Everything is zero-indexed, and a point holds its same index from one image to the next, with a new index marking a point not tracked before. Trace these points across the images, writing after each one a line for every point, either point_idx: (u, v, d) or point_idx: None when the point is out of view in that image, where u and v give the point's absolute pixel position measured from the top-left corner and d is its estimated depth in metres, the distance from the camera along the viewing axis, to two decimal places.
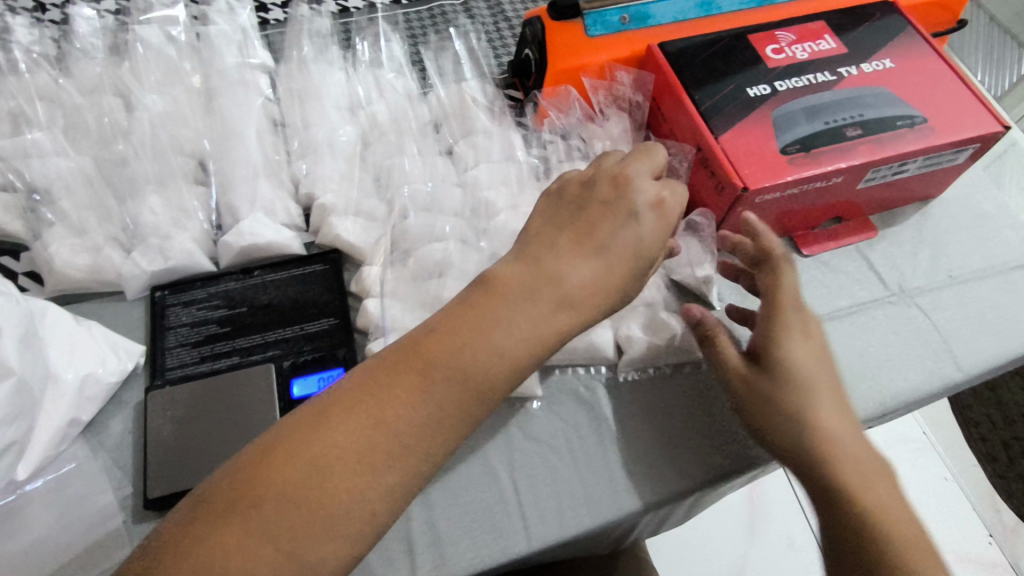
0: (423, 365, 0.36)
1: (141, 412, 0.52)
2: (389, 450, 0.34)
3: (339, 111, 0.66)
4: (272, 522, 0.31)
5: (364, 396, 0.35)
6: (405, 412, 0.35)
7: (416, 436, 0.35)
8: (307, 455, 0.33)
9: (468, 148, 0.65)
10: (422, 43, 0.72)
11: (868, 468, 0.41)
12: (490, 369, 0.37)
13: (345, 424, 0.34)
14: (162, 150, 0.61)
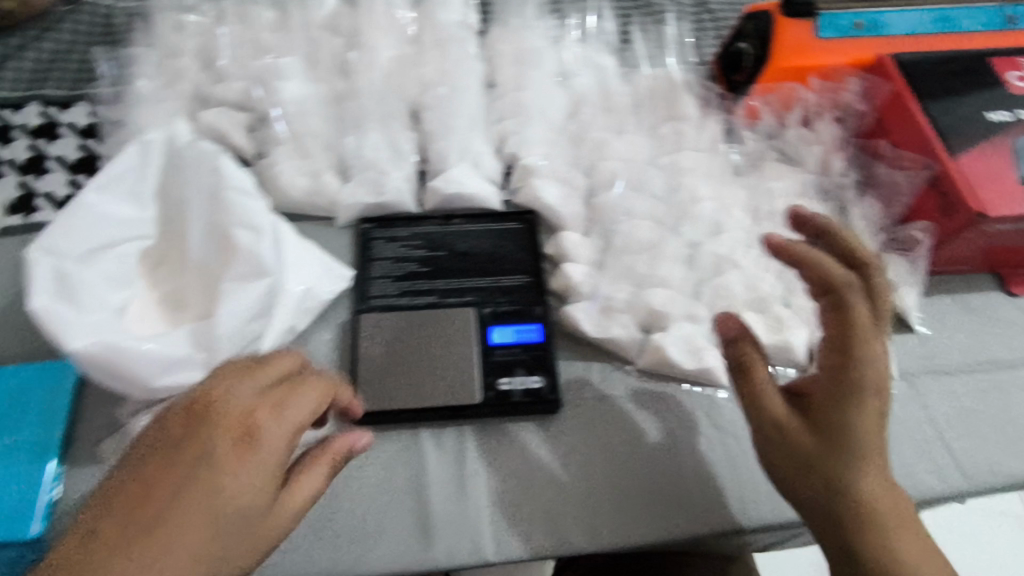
0: (236, 436, 0.33)
1: (346, 332, 0.55)
2: (200, 501, 0.31)
3: (548, 78, 0.65)
4: (115, 566, 0.29)
5: (166, 459, 0.32)
6: (176, 530, 0.30)
7: (173, 545, 0.30)
8: (159, 502, 0.31)
9: (674, 130, 0.63)
10: (632, 26, 0.69)
11: (908, 546, 0.39)
12: (234, 487, 0.32)
13: (156, 474, 0.32)
14: (383, 89, 0.63)
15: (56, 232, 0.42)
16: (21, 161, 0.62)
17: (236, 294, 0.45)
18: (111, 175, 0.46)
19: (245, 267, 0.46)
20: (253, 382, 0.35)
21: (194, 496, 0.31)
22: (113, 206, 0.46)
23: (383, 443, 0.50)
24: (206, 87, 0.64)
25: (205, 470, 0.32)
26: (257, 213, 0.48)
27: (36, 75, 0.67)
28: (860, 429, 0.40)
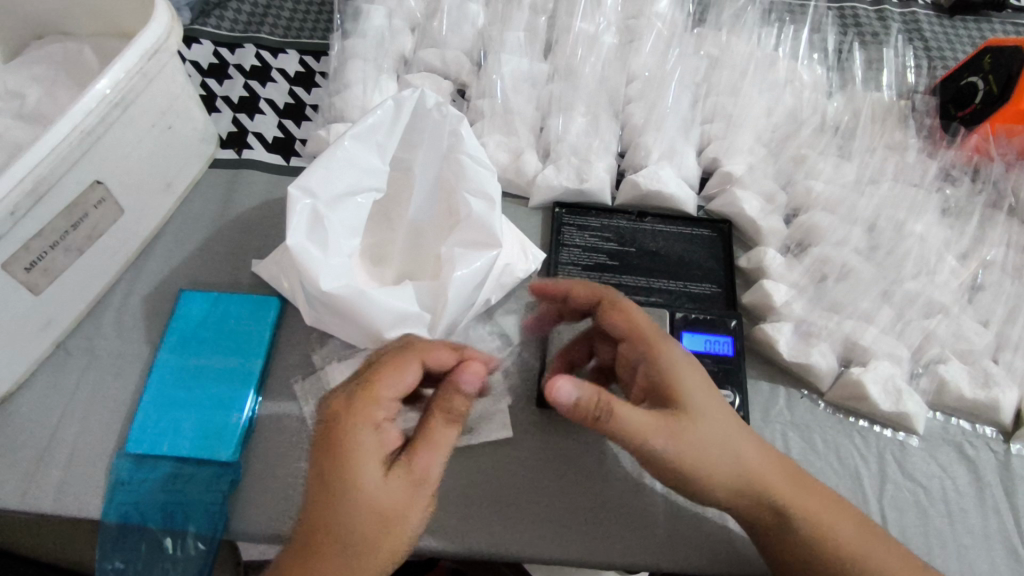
0: (346, 495, 0.36)
1: (532, 312, 0.55)
2: (336, 552, 0.35)
3: (762, 83, 0.63)
4: (328, 526, 0.35)
5: (308, 504, 0.36)
6: (370, 508, 0.36)
7: (360, 523, 0.36)
8: (303, 536, 0.36)
9: (888, 159, 0.59)
10: (849, 40, 0.69)
11: (808, 501, 0.42)
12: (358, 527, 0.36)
13: (308, 510, 0.36)
14: (593, 78, 0.63)
15: (319, 175, 0.44)
16: (236, 99, 0.65)
17: (465, 258, 0.46)
18: (367, 124, 0.47)
19: (474, 233, 0.47)
20: (371, 428, 0.37)
21: (338, 536, 0.35)
22: (365, 157, 0.47)
23: (567, 429, 0.51)
24: (416, 52, 0.66)
25: (338, 524, 0.35)
26: (491, 186, 0.48)
27: (254, 17, 0.71)
28: (695, 426, 0.40)
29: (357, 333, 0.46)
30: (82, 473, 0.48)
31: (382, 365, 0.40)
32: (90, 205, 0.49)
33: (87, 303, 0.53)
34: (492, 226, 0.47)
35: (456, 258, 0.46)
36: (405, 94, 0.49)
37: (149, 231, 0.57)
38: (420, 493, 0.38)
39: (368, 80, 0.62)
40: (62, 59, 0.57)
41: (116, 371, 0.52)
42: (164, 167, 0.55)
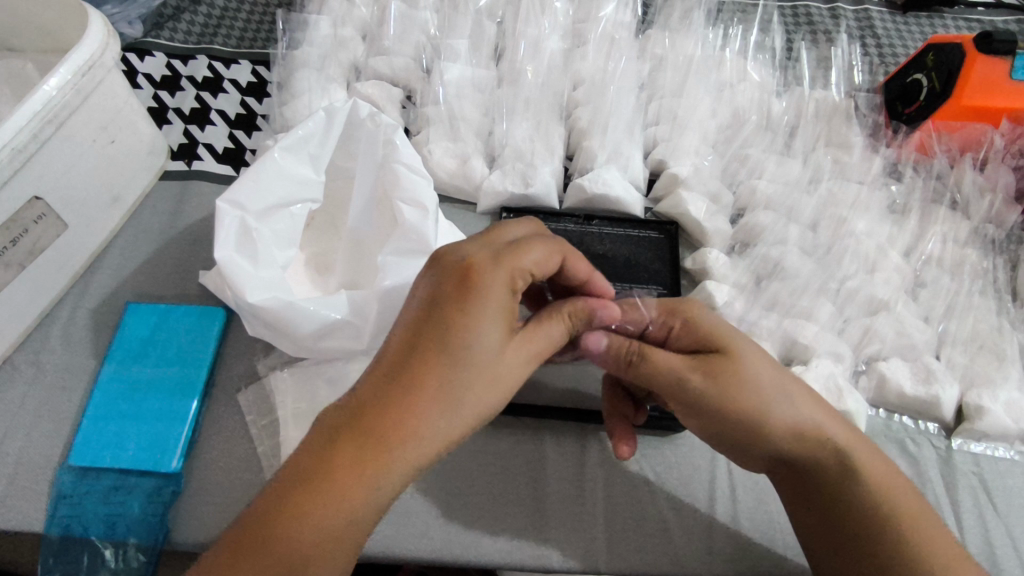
0: (473, 376, 0.33)
1: None
2: (441, 402, 0.33)
3: (708, 83, 0.63)
4: (427, 390, 0.32)
5: (400, 362, 0.33)
6: (466, 388, 0.33)
7: (458, 402, 0.33)
8: (394, 394, 0.32)
9: (834, 158, 0.60)
10: (797, 40, 0.69)
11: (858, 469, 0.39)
12: (458, 403, 0.33)
13: (392, 367, 0.33)
14: (541, 83, 0.63)
15: (247, 186, 0.45)
16: (187, 110, 0.66)
17: (397, 266, 0.47)
18: (297, 136, 0.47)
19: (407, 241, 0.47)
20: (513, 308, 0.35)
21: (433, 389, 0.32)
22: (296, 167, 0.47)
23: (507, 434, 0.51)
24: (366, 61, 0.66)
25: (456, 374, 0.33)
26: (424, 193, 0.48)
27: (207, 28, 0.72)
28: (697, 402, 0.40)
29: (287, 339, 0.47)
30: (23, 487, 0.48)
31: (526, 248, 0.38)
32: (29, 221, 0.49)
33: (32, 318, 0.54)
34: (423, 235, 0.47)
35: (388, 267, 0.46)
36: (337, 104, 0.49)
37: (97, 244, 0.57)
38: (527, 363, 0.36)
39: (316, 89, 0.62)
40: (7, 76, 0.58)
41: (60, 385, 0.52)
42: (110, 180, 0.56)
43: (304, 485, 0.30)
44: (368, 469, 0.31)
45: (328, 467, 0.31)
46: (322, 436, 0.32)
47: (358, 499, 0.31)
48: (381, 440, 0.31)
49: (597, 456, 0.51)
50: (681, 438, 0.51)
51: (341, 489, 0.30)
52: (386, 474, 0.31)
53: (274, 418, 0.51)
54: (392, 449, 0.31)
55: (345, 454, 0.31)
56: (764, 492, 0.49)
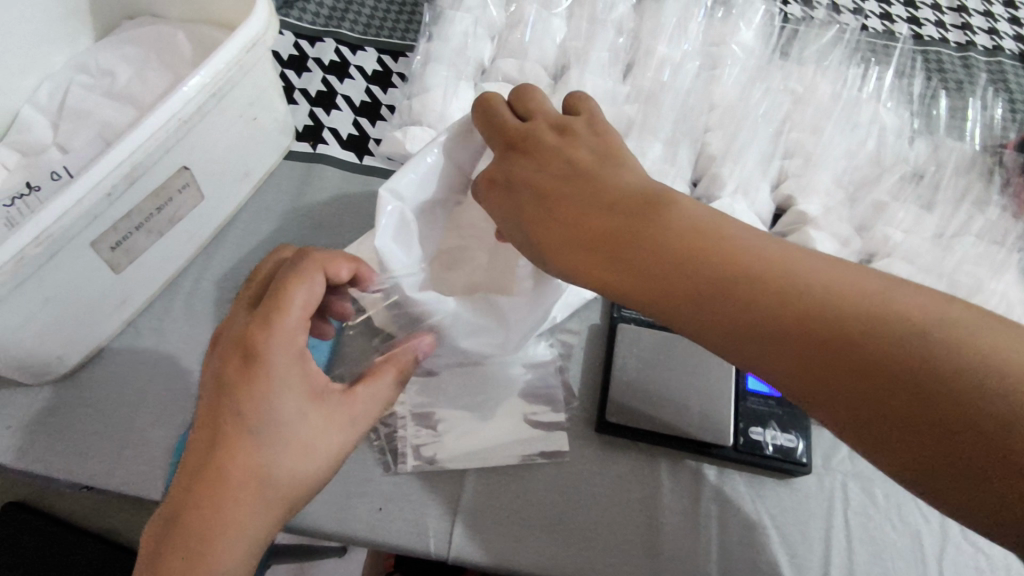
0: (272, 429, 0.36)
1: (598, 336, 0.56)
2: (261, 439, 0.36)
3: (844, 122, 0.61)
4: (250, 418, 0.36)
5: (213, 437, 0.35)
6: (285, 425, 0.36)
7: (285, 440, 0.36)
8: (233, 479, 0.35)
9: (970, 215, 0.58)
10: (933, 85, 0.67)
11: (913, 305, 0.30)
12: (274, 429, 0.36)
13: (232, 455, 0.35)
14: (672, 103, 0.62)
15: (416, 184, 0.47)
16: (313, 93, 0.66)
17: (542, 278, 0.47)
18: (465, 130, 0.48)
19: None
20: (297, 368, 0.37)
21: (247, 416, 0.36)
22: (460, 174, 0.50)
23: (622, 459, 0.50)
24: (496, 61, 0.66)
25: (263, 404, 0.36)
26: None
27: (335, 12, 0.72)
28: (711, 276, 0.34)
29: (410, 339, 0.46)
30: (147, 454, 0.49)
31: (280, 275, 0.39)
32: (174, 191, 0.49)
33: (159, 285, 0.54)
34: None
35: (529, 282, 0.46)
36: None
37: (223, 218, 0.57)
38: (351, 422, 0.39)
39: (448, 86, 0.62)
40: (157, 44, 0.58)
41: (182, 356, 0.52)
42: (244, 157, 0.56)
43: (182, 556, 0.34)
44: (227, 551, 0.34)
45: (171, 543, 0.34)
46: (197, 454, 0.35)
47: (217, 526, 0.34)
48: (238, 464, 0.35)
49: (713, 490, 0.50)
50: (798, 483, 0.50)
51: (214, 510, 0.34)
52: (231, 499, 0.35)
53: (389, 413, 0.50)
54: (236, 512, 0.35)
55: (184, 535, 0.34)
56: (881, 549, 0.48)
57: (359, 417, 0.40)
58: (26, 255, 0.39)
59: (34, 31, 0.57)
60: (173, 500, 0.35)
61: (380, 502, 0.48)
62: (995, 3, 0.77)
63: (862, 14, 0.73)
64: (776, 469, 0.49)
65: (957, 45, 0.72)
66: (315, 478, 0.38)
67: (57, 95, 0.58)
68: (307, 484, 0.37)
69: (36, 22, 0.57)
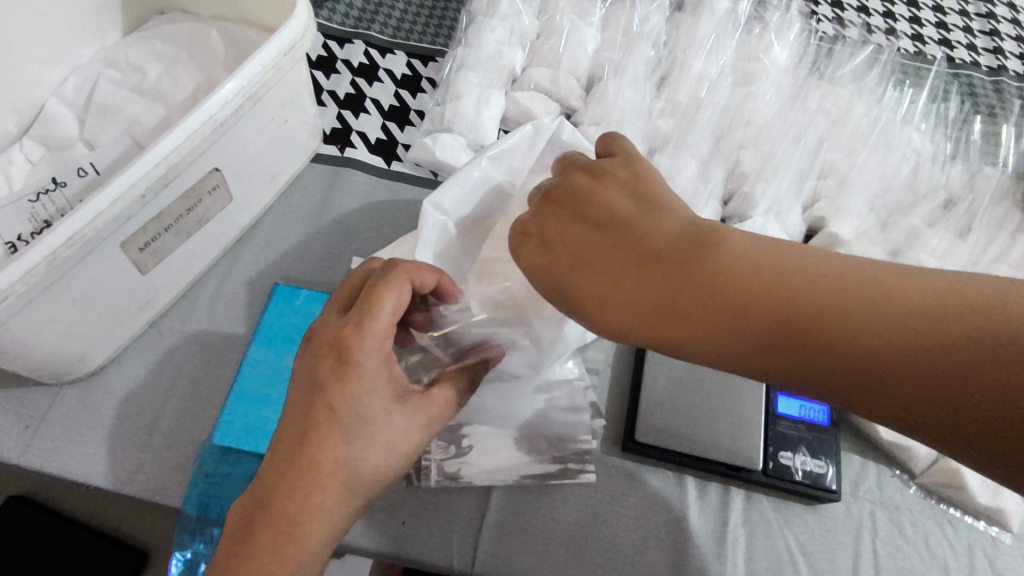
0: (364, 422, 0.35)
1: (625, 353, 0.55)
2: (355, 431, 0.35)
3: (877, 145, 0.61)
4: (347, 411, 0.35)
5: (304, 430, 0.34)
6: (375, 420, 0.35)
7: (374, 433, 0.35)
8: (323, 471, 0.34)
9: (1004, 244, 0.57)
10: (967, 111, 0.67)
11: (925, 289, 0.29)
12: (367, 423, 0.35)
13: (321, 449, 0.34)
14: (705, 119, 0.62)
15: (455, 194, 0.48)
16: (342, 95, 0.65)
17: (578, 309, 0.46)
18: (506, 148, 0.49)
19: None
20: (385, 368, 0.36)
21: (343, 410, 0.35)
22: (500, 179, 0.50)
23: (649, 479, 0.50)
24: (528, 70, 0.65)
25: (360, 399, 0.35)
26: None
27: (365, 14, 0.71)
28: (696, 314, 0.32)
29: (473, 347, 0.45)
30: (168, 458, 0.48)
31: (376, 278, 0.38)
32: (204, 192, 0.48)
33: (182, 286, 0.53)
34: None
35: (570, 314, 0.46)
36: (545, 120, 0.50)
37: (249, 220, 0.56)
38: (433, 422, 0.38)
39: (480, 94, 0.61)
40: (189, 41, 0.57)
41: (204, 359, 0.52)
42: (273, 160, 0.55)
43: (269, 539, 0.33)
44: (314, 541, 0.33)
45: (258, 529, 0.33)
46: (289, 442, 0.34)
47: (305, 515, 0.33)
48: (328, 455, 0.34)
49: (740, 514, 0.49)
50: (826, 510, 0.50)
51: (303, 498, 0.33)
52: (322, 488, 0.34)
53: None
54: (325, 500, 0.34)
55: (272, 521, 0.33)
56: None
57: (439, 417, 0.39)
58: (58, 256, 0.39)
59: (64, 23, 0.56)
60: (258, 487, 0.34)
61: (403, 516, 0.47)
62: None
63: (895, 34, 0.73)
64: (806, 492, 0.49)
65: (990, 69, 0.72)
66: (395, 473, 0.37)
67: (86, 89, 0.57)
68: (389, 477, 0.37)
69: (68, 14, 0.56)
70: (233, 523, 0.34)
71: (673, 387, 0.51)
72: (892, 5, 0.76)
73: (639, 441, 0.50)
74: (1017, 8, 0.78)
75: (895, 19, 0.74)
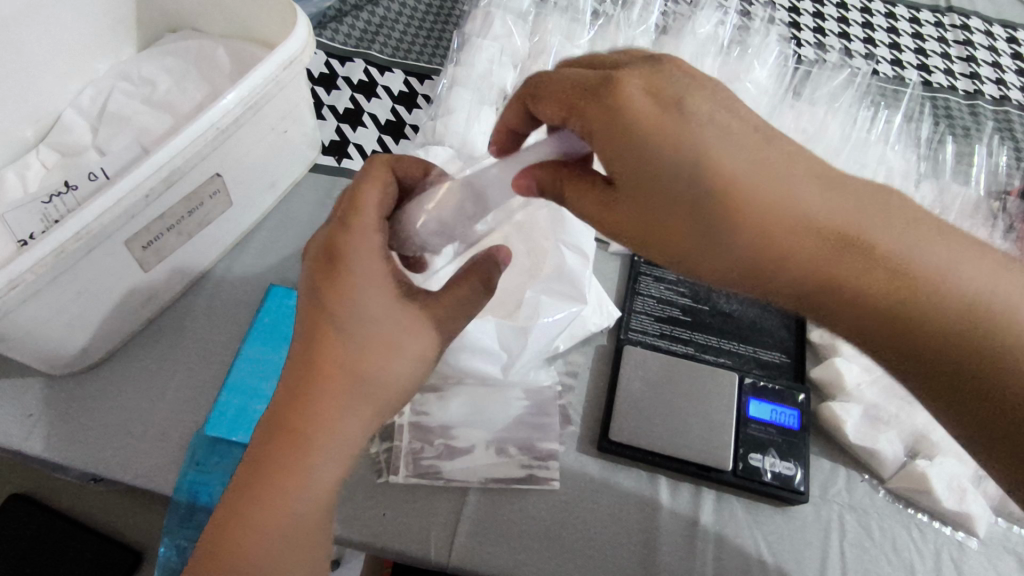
0: (375, 321, 0.38)
1: (604, 357, 0.57)
2: (365, 331, 0.38)
3: (853, 162, 0.63)
4: (354, 315, 0.37)
5: (316, 336, 0.38)
6: (384, 319, 0.38)
7: (385, 332, 0.38)
8: (346, 388, 0.37)
9: None
10: (942, 131, 0.69)
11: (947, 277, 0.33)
12: (381, 321, 0.38)
13: (337, 352, 0.37)
14: None
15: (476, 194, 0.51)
16: (341, 109, 0.68)
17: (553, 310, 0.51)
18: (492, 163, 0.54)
19: (566, 290, 0.52)
20: (385, 269, 0.39)
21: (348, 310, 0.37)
22: None
23: (622, 477, 0.52)
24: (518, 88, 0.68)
25: (365, 298, 0.38)
26: (586, 245, 0.54)
27: (366, 35, 0.75)
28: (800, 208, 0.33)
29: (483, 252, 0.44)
30: (161, 447, 0.50)
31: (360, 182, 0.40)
32: (204, 196, 0.51)
33: (181, 287, 0.56)
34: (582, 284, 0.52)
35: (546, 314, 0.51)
36: None
37: (247, 225, 0.59)
38: (444, 320, 0.41)
39: (471, 110, 0.64)
40: (198, 57, 0.61)
41: (199, 354, 0.54)
42: (272, 169, 0.58)
43: (300, 439, 0.37)
44: (349, 436, 0.38)
45: (289, 426, 0.36)
46: (304, 348, 0.38)
47: (330, 410, 0.37)
48: (343, 356, 0.37)
49: (711, 514, 0.51)
50: (795, 511, 0.51)
51: (325, 397, 0.37)
52: (344, 386, 0.37)
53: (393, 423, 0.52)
54: (348, 396, 0.37)
55: (302, 421, 0.36)
56: None
57: (450, 313, 0.41)
58: (65, 249, 0.41)
59: (82, 38, 0.60)
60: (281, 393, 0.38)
61: (384, 508, 0.49)
62: (1003, 55, 0.79)
63: (873, 59, 0.76)
64: (775, 492, 0.50)
65: (966, 93, 0.74)
66: (418, 364, 0.40)
67: (99, 100, 0.61)
68: (413, 370, 0.40)
69: (86, 31, 0.60)
70: (261, 425, 0.37)
71: (649, 391, 0.53)
72: (872, 31, 0.79)
73: (613, 441, 0.51)
74: (994, 35, 0.81)
75: (874, 45, 0.77)
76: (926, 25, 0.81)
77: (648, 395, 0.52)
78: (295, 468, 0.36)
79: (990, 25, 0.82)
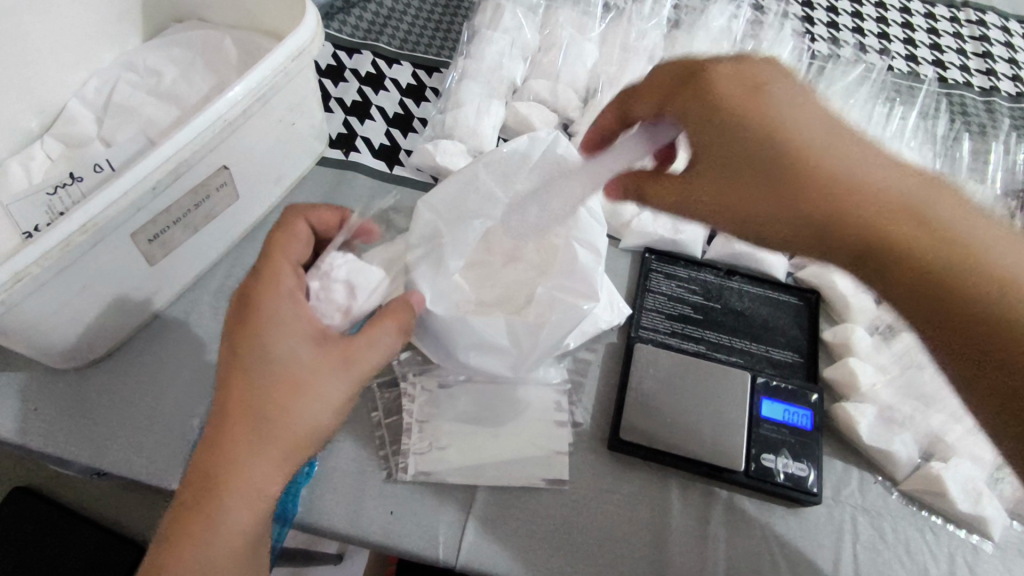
0: (281, 347, 0.39)
1: (614, 355, 0.57)
2: (264, 351, 0.38)
3: None
4: (256, 334, 0.38)
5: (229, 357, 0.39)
6: (285, 343, 0.39)
7: (288, 355, 0.39)
8: (280, 406, 0.38)
9: None
10: (958, 129, 0.68)
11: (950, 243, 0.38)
12: (285, 345, 0.39)
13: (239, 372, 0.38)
14: None
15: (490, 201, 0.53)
16: (349, 102, 0.67)
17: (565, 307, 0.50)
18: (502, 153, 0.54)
19: (577, 286, 0.51)
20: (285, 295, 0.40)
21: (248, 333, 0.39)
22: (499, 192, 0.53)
23: (632, 477, 0.51)
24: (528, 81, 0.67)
25: (264, 320, 0.39)
26: (598, 238, 0.52)
27: (373, 27, 0.74)
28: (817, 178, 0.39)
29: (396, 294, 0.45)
30: (167, 443, 0.49)
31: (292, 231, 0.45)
32: (211, 189, 0.50)
33: (186, 281, 0.55)
34: (593, 279, 0.51)
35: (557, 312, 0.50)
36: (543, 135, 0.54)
37: (254, 218, 0.59)
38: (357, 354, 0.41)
39: (480, 103, 0.64)
40: (205, 48, 0.60)
41: (205, 349, 0.54)
42: (279, 161, 0.57)
43: (211, 461, 0.36)
44: (254, 456, 0.37)
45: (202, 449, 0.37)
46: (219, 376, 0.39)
47: (237, 430, 0.37)
48: (248, 379, 0.38)
49: (722, 515, 0.50)
50: (807, 512, 0.50)
51: (233, 420, 0.37)
52: (247, 404, 0.37)
53: (401, 421, 0.52)
54: (253, 413, 0.37)
55: (209, 440, 0.37)
56: None
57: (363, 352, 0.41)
58: (71, 242, 0.41)
59: (86, 28, 0.59)
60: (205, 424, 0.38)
61: (392, 506, 0.48)
62: (1020, 51, 0.78)
63: (888, 54, 0.75)
64: (789, 493, 0.49)
65: (982, 89, 0.73)
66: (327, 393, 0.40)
67: (104, 91, 0.60)
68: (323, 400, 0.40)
69: (91, 21, 0.59)
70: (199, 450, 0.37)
71: (661, 390, 0.52)
72: (887, 26, 0.78)
73: (624, 440, 0.50)
74: (1010, 32, 0.79)
75: (889, 40, 0.76)
76: (942, 20, 0.80)
77: (660, 394, 0.52)
78: (202, 489, 0.36)
79: (1007, 20, 0.81)
